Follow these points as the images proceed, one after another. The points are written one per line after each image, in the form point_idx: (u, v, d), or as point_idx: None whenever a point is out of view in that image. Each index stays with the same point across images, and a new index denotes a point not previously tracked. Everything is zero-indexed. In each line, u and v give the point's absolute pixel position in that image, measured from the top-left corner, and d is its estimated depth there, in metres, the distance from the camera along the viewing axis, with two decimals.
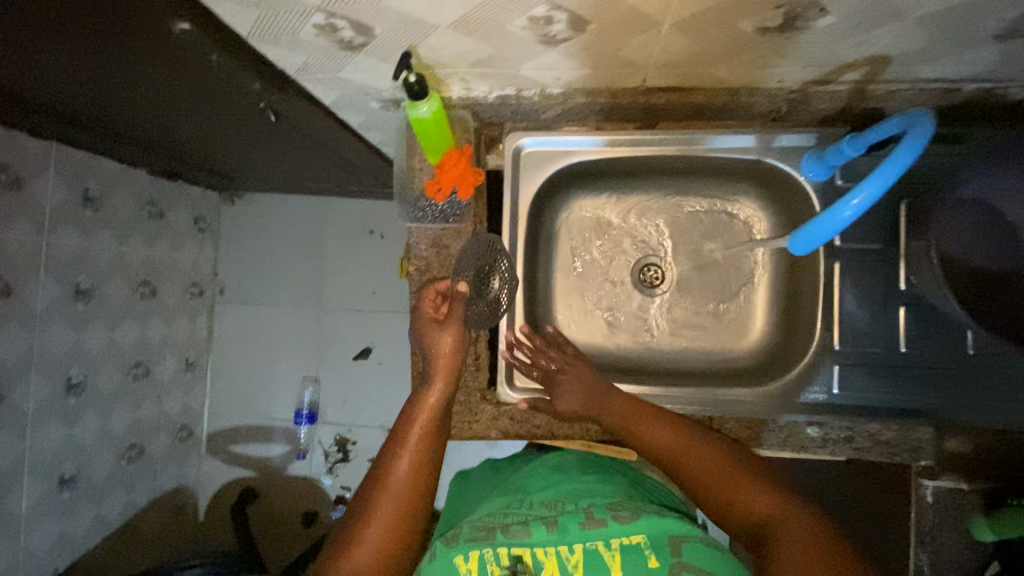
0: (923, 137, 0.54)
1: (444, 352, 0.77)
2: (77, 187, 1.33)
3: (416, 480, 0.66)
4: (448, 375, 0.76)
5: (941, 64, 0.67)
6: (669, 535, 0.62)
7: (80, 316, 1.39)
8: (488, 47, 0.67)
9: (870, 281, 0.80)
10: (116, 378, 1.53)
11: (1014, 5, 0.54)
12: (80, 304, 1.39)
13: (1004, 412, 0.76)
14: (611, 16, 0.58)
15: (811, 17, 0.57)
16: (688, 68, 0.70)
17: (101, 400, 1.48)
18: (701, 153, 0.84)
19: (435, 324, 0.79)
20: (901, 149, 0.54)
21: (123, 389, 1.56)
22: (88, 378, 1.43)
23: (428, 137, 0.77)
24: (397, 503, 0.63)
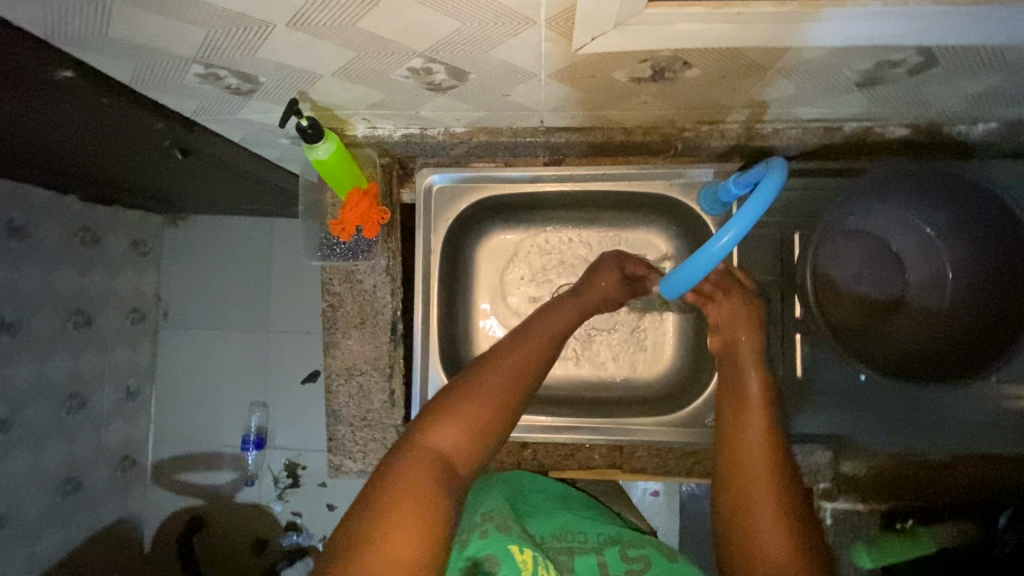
0: (776, 183, 0.57)
1: (565, 306, 0.73)
2: None
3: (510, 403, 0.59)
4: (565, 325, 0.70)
5: (817, 108, 0.70)
6: None
7: (4, 350, 1.30)
8: (379, 92, 0.67)
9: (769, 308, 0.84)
10: (47, 413, 1.43)
11: (860, 59, 0.57)
12: (4, 338, 1.29)
13: (906, 435, 0.77)
14: (488, 68, 0.59)
15: (678, 68, 0.59)
16: (581, 111, 0.72)
17: (30, 438, 1.39)
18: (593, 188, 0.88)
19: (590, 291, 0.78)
20: (756, 192, 0.57)
21: (55, 423, 1.46)
22: (15, 414, 1.34)
23: (332, 176, 0.77)
24: (489, 409, 0.57)
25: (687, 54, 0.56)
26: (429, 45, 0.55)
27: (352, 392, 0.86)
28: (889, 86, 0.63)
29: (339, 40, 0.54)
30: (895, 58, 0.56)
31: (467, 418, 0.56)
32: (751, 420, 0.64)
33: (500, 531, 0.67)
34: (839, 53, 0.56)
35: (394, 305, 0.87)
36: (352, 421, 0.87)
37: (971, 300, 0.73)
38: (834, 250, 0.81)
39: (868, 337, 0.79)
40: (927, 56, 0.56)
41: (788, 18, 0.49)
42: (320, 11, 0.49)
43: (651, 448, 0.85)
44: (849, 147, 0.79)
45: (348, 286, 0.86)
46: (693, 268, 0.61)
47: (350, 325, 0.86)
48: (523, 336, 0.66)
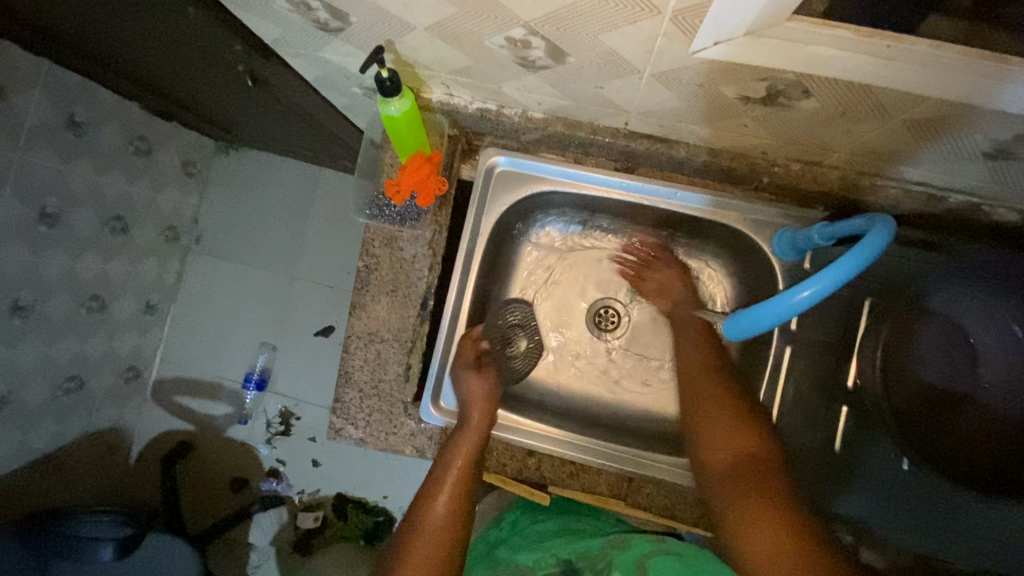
0: (882, 238, 0.52)
1: (477, 401, 0.78)
2: (63, 109, 1.21)
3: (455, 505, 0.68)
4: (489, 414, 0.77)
5: (930, 171, 0.64)
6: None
7: (41, 239, 1.28)
8: (467, 57, 0.64)
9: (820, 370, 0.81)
10: (68, 307, 1.43)
11: (1000, 128, 0.51)
12: (43, 228, 1.27)
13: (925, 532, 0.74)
14: (591, 53, 0.55)
15: (795, 96, 0.54)
16: (672, 122, 0.67)
17: (47, 328, 1.39)
18: (661, 207, 0.83)
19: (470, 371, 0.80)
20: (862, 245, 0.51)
21: (73, 320, 1.46)
22: (37, 302, 1.33)
23: (399, 135, 0.73)
24: (446, 514, 0.67)
25: (811, 82, 0.51)
26: (537, 16, 0.51)
27: (368, 358, 0.83)
28: (1019, 164, 0.57)
29: None
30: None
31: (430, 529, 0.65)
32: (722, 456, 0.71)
33: None
34: (980, 115, 0.50)
35: (429, 280, 0.84)
36: (362, 387, 0.83)
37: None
38: (907, 322, 0.72)
39: (921, 425, 0.72)
40: None
41: (944, 61, 0.44)
42: None
43: (662, 488, 0.80)
44: (943, 221, 0.74)
45: (387, 250, 0.83)
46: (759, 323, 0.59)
47: (381, 291, 0.83)
48: (459, 439, 0.74)
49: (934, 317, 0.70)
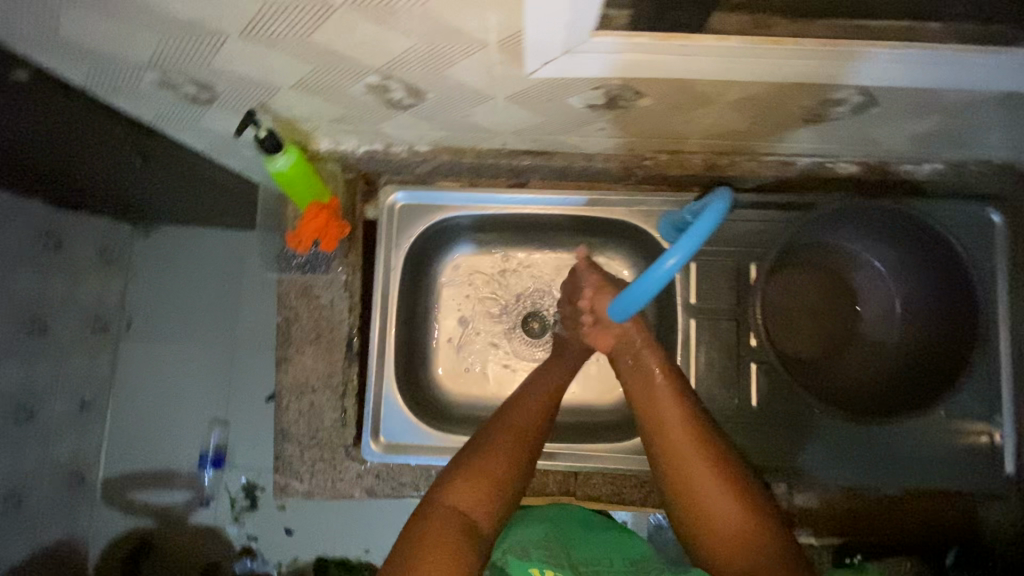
0: (719, 213, 0.58)
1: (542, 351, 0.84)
2: None
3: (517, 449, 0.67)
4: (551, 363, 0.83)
5: (771, 142, 0.71)
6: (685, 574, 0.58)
7: None
8: (339, 107, 0.68)
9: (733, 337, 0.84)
10: None
11: (806, 96, 0.59)
12: None
13: (850, 467, 0.80)
14: (447, 88, 0.60)
15: (632, 97, 0.61)
16: (542, 135, 0.73)
17: None
18: (555, 213, 0.89)
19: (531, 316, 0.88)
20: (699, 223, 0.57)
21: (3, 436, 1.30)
22: None
23: (292, 188, 0.76)
24: (506, 447, 0.66)
25: (638, 83, 0.58)
26: (384, 62, 0.55)
27: (303, 411, 0.84)
28: (835, 124, 0.65)
29: (294, 52, 0.54)
30: (839, 99, 0.59)
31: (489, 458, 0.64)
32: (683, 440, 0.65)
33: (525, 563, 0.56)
34: (786, 89, 0.58)
35: (351, 321, 0.85)
36: (301, 440, 0.84)
37: (905, 341, 0.78)
38: (780, 278, 0.82)
39: (810, 365, 0.80)
40: (868, 96, 0.58)
41: (732, 51, 0.51)
42: (270, 26, 0.50)
43: (607, 476, 0.85)
44: (802, 181, 0.82)
45: (304, 301, 0.85)
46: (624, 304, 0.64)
47: (305, 341, 0.85)
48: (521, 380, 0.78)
49: (798, 266, 0.82)
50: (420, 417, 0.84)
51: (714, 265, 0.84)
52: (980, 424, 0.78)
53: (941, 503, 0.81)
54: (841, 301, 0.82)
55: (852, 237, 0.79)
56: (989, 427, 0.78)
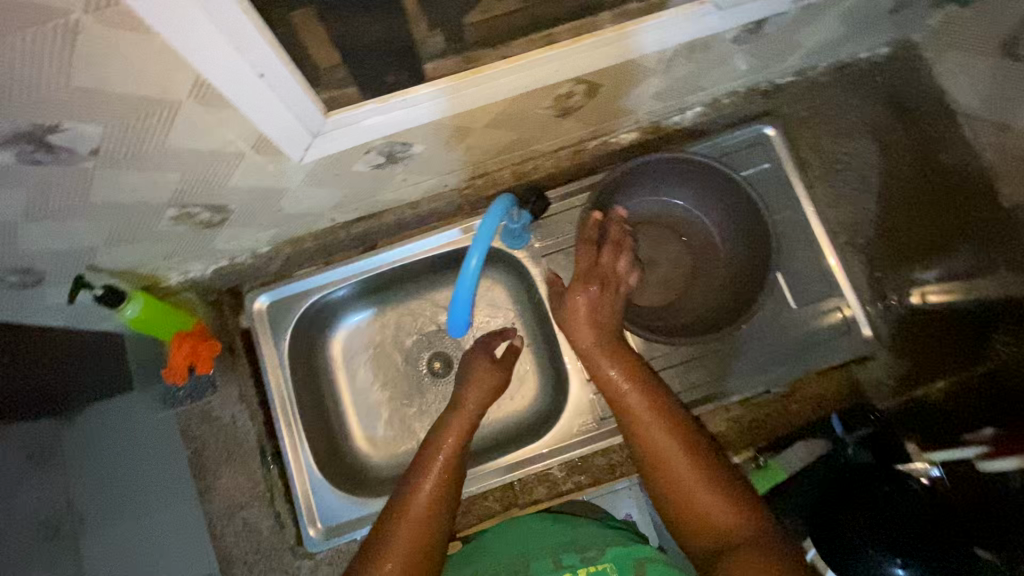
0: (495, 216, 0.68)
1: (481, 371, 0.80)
2: None
3: (436, 510, 0.65)
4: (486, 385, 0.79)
5: (550, 139, 0.82)
6: (632, 558, 0.63)
7: None
8: (162, 244, 0.73)
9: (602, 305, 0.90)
10: None
11: (541, 98, 0.69)
12: None
13: (739, 383, 0.86)
14: (242, 196, 0.67)
15: (404, 149, 0.69)
16: (359, 201, 0.81)
17: None
18: (406, 259, 0.91)
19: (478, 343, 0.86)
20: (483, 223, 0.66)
21: None
22: None
23: (152, 328, 0.80)
24: (426, 528, 0.63)
25: (397, 138, 0.66)
26: (170, 195, 0.62)
27: (239, 529, 0.85)
28: (584, 110, 0.76)
29: (85, 214, 0.60)
30: (567, 92, 0.69)
31: (400, 541, 0.61)
32: (653, 436, 0.63)
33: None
34: (519, 101, 0.67)
35: (257, 428, 0.88)
36: (246, 558, 0.84)
37: (734, 264, 0.90)
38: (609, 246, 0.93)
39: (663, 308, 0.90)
40: (587, 83, 0.69)
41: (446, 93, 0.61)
42: (47, 203, 0.56)
43: (538, 476, 0.89)
44: (602, 159, 0.92)
45: (207, 425, 0.88)
46: (457, 293, 0.69)
47: (219, 463, 0.87)
48: (443, 430, 0.73)
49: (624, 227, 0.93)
50: (353, 493, 0.87)
51: (561, 256, 0.91)
52: (831, 301, 0.87)
53: (831, 382, 0.87)
54: (669, 243, 0.93)
55: (650, 192, 0.92)
56: (843, 300, 0.87)
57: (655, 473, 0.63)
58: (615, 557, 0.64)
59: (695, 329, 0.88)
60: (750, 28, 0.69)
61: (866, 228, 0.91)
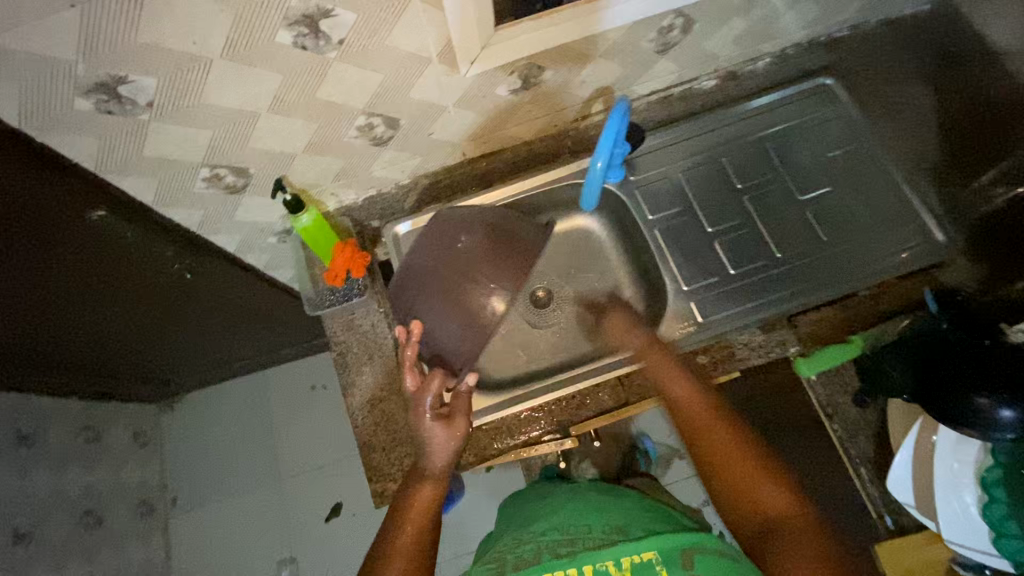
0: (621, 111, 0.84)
1: (437, 436, 0.77)
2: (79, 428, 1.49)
3: (423, 530, 0.72)
4: (453, 440, 0.78)
5: (646, 81, 0.99)
6: (679, 549, 0.64)
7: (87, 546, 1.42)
8: (338, 160, 0.91)
9: (470, 329, 0.86)
10: (68, 530, 1.37)
11: (649, 29, 0.86)
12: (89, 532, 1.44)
13: (826, 285, 0.95)
14: (412, 110, 0.85)
15: (538, 73, 0.87)
16: (490, 133, 0.98)
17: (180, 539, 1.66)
18: (519, 194, 1.05)
19: (434, 415, 0.78)
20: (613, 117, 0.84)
21: (132, 529, 1.57)
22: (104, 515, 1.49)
23: (318, 237, 0.96)
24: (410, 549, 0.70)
25: (537, 60, 0.83)
26: (366, 100, 0.79)
27: (377, 421, 0.95)
28: (677, 48, 0.93)
29: (305, 111, 0.78)
30: (669, 25, 0.86)
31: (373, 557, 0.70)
32: (800, 545, 0.63)
33: (523, 561, 0.68)
34: (633, 29, 0.84)
35: (393, 334, 1.01)
36: (383, 446, 0.93)
37: (803, 191, 1.04)
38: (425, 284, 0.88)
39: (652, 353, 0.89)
40: (684, 17, 0.86)
41: (569, 20, 0.79)
42: (289, 92, 0.74)
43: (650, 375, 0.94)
44: (686, 106, 1.08)
45: (350, 332, 1.00)
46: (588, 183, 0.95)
47: (361, 364, 0.98)
48: (422, 472, 0.77)
49: (701, 169, 1.06)
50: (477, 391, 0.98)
51: (654, 187, 1.06)
52: (905, 217, 0.99)
53: (912, 284, 0.94)
54: (509, 284, 0.87)
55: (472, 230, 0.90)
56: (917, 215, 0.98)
57: (743, 483, 0.71)
58: (664, 548, 0.64)
59: (774, 243, 1.00)
60: None
61: (930, 152, 1.01)
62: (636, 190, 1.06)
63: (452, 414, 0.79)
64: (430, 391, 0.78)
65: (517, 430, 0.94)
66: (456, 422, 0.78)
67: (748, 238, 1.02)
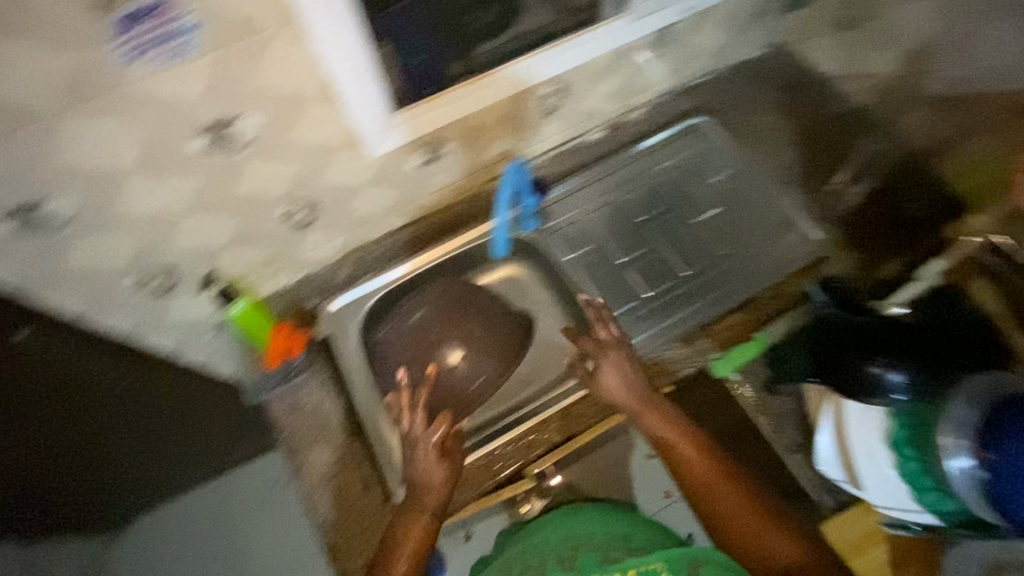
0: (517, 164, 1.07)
1: (432, 469, 0.84)
2: None
3: (418, 553, 0.80)
4: (450, 478, 0.84)
5: (539, 140, 1.11)
6: (685, 560, 0.73)
7: None
8: (264, 248, 0.95)
9: (448, 385, 1.02)
10: None
11: (530, 98, 0.98)
12: None
13: (732, 293, 1.05)
14: (328, 193, 0.92)
15: (440, 146, 0.96)
16: (406, 204, 1.06)
17: None
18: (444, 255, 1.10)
19: (433, 458, 0.84)
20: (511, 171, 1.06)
21: None
22: None
23: (252, 325, 1.00)
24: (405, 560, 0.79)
25: (436, 135, 0.93)
26: (282, 190, 0.86)
27: (332, 498, 0.94)
28: (560, 110, 1.06)
29: (225, 208, 0.83)
30: (546, 91, 0.99)
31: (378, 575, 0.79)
32: None
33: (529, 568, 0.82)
34: (515, 99, 0.96)
35: (339, 408, 1.02)
36: (340, 523, 0.92)
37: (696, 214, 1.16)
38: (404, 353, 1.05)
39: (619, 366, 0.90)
40: (559, 84, 0.99)
41: (457, 98, 0.90)
42: (206, 193, 0.79)
43: (590, 404, 1.00)
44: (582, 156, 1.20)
45: (295, 414, 1.01)
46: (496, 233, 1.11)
47: (310, 444, 0.98)
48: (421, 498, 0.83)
49: (605, 209, 1.17)
50: None
51: (566, 231, 1.15)
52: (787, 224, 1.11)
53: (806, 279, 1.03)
54: (480, 342, 1.05)
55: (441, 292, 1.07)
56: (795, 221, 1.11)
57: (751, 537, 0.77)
58: (669, 557, 0.74)
59: (679, 264, 1.11)
60: (659, 35, 1.02)
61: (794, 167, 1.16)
62: (551, 236, 1.15)
63: (450, 451, 0.86)
64: (433, 434, 0.85)
65: (472, 481, 0.95)
66: (454, 463, 0.85)
67: (656, 264, 1.12)
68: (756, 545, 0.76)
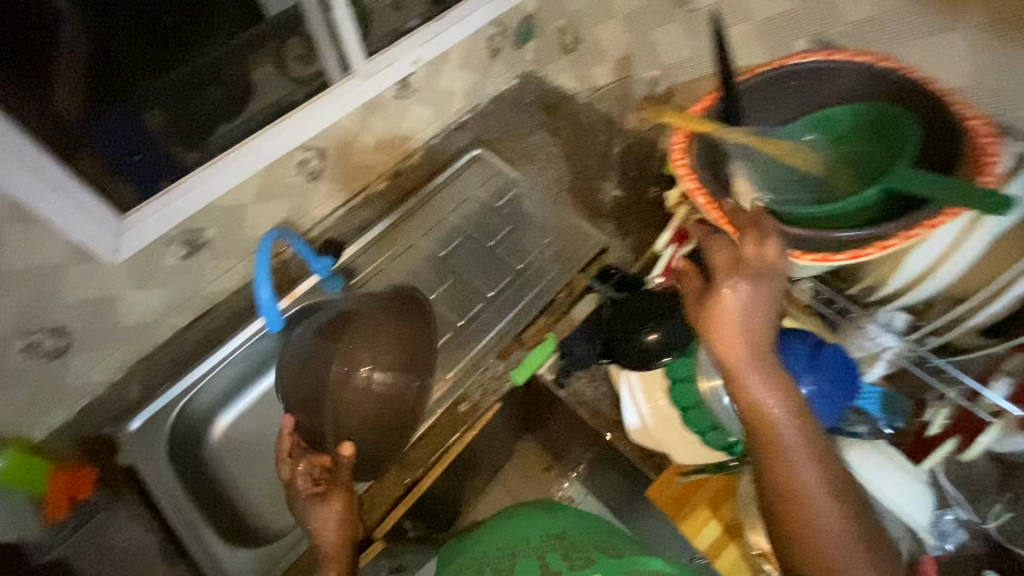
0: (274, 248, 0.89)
1: (326, 511, 0.81)
2: None
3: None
4: (344, 506, 0.82)
5: (319, 204, 1.12)
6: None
7: None
8: (17, 388, 0.88)
9: None
10: None
11: (284, 168, 0.99)
12: None
13: (533, 302, 1.12)
14: (76, 312, 0.87)
15: (199, 235, 0.94)
16: (188, 300, 1.02)
17: None
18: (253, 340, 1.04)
19: (316, 499, 0.82)
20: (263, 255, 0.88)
21: None
22: None
23: (20, 481, 0.88)
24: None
25: (187, 227, 0.92)
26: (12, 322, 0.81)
27: None
28: (326, 172, 1.08)
29: None
30: (302, 159, 1.01)
31: None
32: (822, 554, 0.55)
33: None
34: (267, 173, 0.97)
35: (156, 533, 0.94)
36: None
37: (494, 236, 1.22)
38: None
39: (741, 314, 0.58)
40: (312, 149, 1.02)
41: (196, 185, 0.88)
42: None
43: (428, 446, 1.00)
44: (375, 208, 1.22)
45: (105, 555, 0.92)
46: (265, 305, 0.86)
47: None
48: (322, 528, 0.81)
49: (406, 254, 1.19)
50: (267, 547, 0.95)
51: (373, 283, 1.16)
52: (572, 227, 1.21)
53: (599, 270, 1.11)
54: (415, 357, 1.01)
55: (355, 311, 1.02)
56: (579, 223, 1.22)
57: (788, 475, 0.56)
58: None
59: (484, 287, 1.16)
60: (399, 86, 1.09)
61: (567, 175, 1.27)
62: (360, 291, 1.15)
63: (334, 484, 0.83)
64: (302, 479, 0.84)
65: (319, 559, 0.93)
66: (339, 491, 0.82)
67: (464, 292, 1.16)
68: (804, 532, 0.55)
